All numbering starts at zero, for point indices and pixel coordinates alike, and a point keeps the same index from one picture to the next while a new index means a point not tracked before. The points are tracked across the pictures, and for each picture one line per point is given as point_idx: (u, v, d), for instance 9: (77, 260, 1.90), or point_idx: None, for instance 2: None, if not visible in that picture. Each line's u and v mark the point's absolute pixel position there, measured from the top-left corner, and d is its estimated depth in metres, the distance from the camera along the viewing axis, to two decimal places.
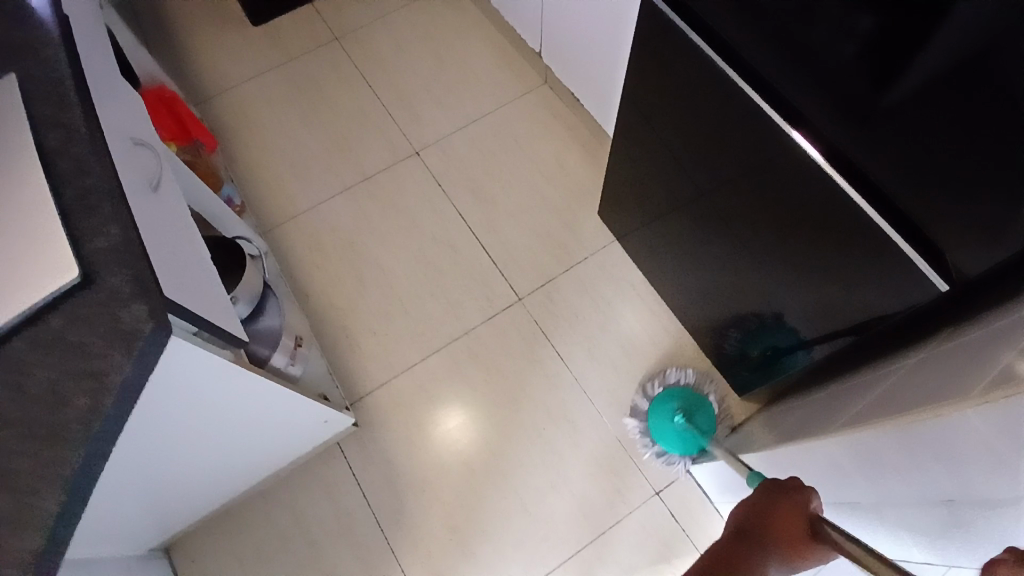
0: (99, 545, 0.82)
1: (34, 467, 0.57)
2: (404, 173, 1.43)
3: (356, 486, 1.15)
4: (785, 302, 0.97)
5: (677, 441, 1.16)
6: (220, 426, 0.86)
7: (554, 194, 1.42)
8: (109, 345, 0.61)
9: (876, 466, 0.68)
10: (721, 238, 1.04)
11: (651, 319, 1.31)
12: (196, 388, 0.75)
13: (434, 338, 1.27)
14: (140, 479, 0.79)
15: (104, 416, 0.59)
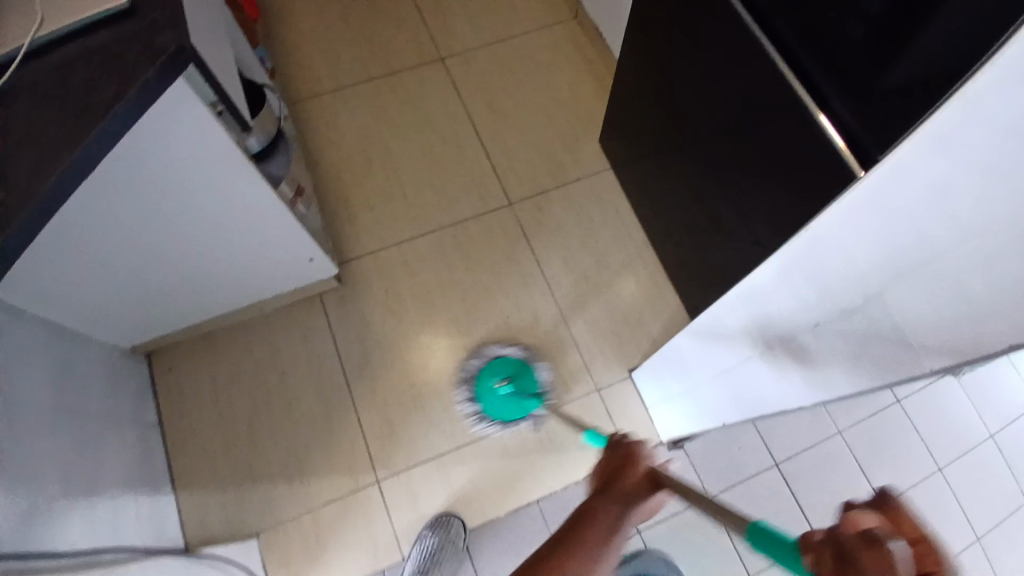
0: (80, 309, 0.96)
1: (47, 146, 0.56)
2: (426, 76, 1.52)
3: (330, 336, 1.27)
4: (733, 219, 1.00)
5: (501, 406, 1.19)
6: (208, 241, 0.94)
7: (561, 115, 1.49)
8: (139, 56, 0.61)
9: (802, 289, 0.56)
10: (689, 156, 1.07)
11: (630, 242, 1.38)
12: (192, 199, 0.83)
13: (425, 222, 1.37)
14: (130, 262, 0.91)
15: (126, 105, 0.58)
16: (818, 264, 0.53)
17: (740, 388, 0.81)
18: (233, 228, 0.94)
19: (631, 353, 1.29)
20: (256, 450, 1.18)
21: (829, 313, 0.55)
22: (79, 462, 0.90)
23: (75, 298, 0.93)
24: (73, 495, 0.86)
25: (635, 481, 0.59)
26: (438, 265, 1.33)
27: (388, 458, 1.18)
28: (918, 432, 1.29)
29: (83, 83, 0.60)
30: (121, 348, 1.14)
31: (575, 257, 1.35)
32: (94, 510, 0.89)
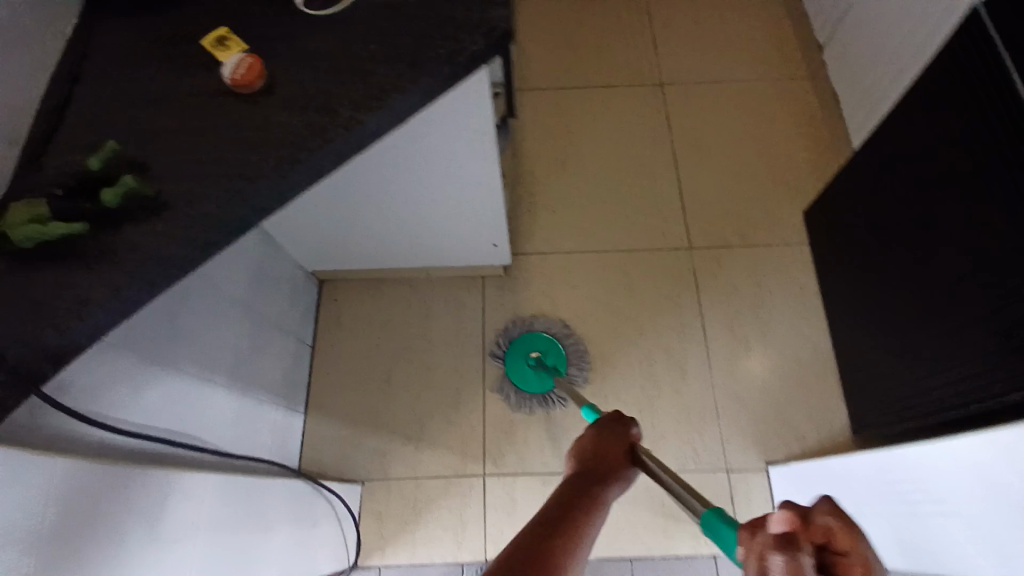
0: (301, 231, 1.06)
1: (367, 91, 0.57)
2: (643, 96, 1.49)
3: (481, 319, 1.30)
4: (975, 345, 0.87)
5: (529, 376, 1.21)
6: (422, 205, 0.98)
7: (769, 175, 1.40)
8: (475, 26, 0.59)
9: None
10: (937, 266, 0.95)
11: (806, 327, 1.28)
12: (435, 168, 0.87)
13: (601, 240, 1.34)
14: (354, 206, 0.97)
15: (453, 73, 0.58)
16: None
17: (939, 527, 0.72)
18: (448, 199, 0.97)
19: (771, 440, 1.20)
20: (384, 401, 1.24)
21: None
22: (240, 361, 0.97)
23: (299, 221, 1.02)
24: (227, 392, 0.92)
25: (611, 456, 0.58)
26: (601, 286, 1.31)
27: (500, 455, 1.19)
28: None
29: (416, 36, 0.59)
30: (303, 269, 1.23)
31: (742, 324, 1.27)
32: (239, 410, 0.96)
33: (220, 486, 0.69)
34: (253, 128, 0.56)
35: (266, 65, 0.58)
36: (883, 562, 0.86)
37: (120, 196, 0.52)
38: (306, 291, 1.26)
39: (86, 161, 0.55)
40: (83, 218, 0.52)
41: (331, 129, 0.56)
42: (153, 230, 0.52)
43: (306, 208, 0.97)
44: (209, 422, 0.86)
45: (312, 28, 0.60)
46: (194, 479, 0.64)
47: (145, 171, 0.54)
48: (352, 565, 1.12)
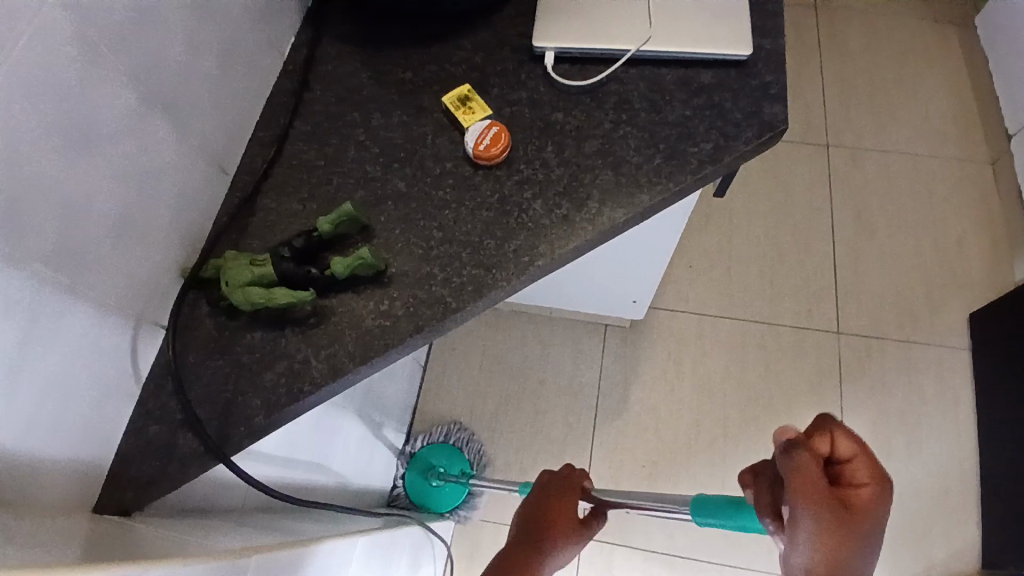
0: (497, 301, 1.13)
1: (618, 179, 0.52)
2: (803, 156, 1.38)
3: (598, 369, 1.23)
4: None
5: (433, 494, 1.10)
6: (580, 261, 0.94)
7: (935, 264, 1.27)
8: (743, 122, 0.53)
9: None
10: None
11: (959, 443, 1.15)
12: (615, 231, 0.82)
13: (738, 307, 1.25)
14: None
15: (715, 172, 0.52)
16: None
17: None
18: (612, 259, 0.91)
19: (903, 563, 1.08)
20: (488, 439, 1.20)
21: None
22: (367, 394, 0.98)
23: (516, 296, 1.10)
24: (355, 424, 0.93)
25: (563, 519, 0.48)
26: (731, 357, 1.22)
27: None
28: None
29: (677, 123, 0.53)
30: None
31: (886, 426, 1.16)
32: (361, 441, 0.97)
33: (366, 548, 0.69)
34: (493, 206, 0.51)
35: (510, 136, 0.53)
36: None
37: (351, 268, 0.48)
38: None
39: (314, 219, 0.51)
40: (310, 285, 0.48)
41: (579, 220, 0.50)
42: (380, 309, 0.48)
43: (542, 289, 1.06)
44: (338, 456, 0.88)
45: (562, 99, 0.55)
46: (348, 548, 0.64)
47: (374, 239, 0.50)
48: None
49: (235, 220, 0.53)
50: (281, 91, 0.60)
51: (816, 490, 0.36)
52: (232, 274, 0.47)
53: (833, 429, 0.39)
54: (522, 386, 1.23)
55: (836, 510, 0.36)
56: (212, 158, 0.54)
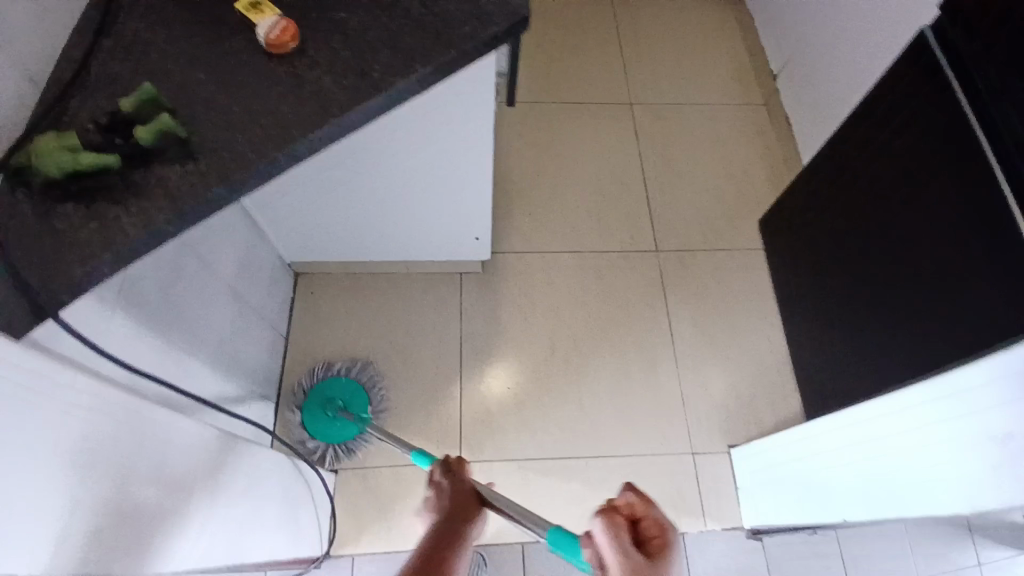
0: (335, 245, 1.21)
1: (396, 57, 0.61)
2: (614, 114, 1.60)
3: (459, 314, 1.33)
4: (899, 317, 1.01)
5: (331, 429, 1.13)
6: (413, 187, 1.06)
7: (728, 188, 1.52)
8: (495, 8, 0.65)
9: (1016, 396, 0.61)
10: (861, 252, 1.10)
11: (764, 324, 1.37)
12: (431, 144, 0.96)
13: (575, 243, 1.42)
14: (344, 187, 1.03)
15: (477, 47, 0.63)
16: None
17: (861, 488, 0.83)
18: (444, 183, 1.05)
19: (733, 428, 1.27)
20: (363, 392, 1.24)
21: None
22: (228, 342, 1.00)
23: (350, 238, 1.19)
24: (216, 369, 0.94)
25: (464, 496, 0.61)
26: (575, 285, 1.37)
27: (477, 442, 1.22)
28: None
29: (442, 13, 0.64)
30: (281, 262, 1.25)
31: (705, 322, 1.36)
32: (225, 386, 0.98)
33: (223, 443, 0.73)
34: (287, 86, 0.59)
35: (301, 31, 0.62)
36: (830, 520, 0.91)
37: (155, 134, 0.54)
38: (283, 281, 1.25)
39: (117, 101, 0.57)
40: (115, 152, 0.53)
41: (370, 89, 0.59)
42: (189, 170, 0.54)
43: (378, 224, 1.16)
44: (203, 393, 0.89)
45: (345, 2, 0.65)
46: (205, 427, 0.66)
47: (180, 117, 0.56)
48: (324, 557, 1.11)
49: (47, 113, 0.56)
50: (81, 16, 0.64)
51: (462, 492, 0.62)
52: (40, 148, 0.52)
53: (649, 501, 0.52)
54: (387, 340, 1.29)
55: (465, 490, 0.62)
56: (23, 67, 0.57)
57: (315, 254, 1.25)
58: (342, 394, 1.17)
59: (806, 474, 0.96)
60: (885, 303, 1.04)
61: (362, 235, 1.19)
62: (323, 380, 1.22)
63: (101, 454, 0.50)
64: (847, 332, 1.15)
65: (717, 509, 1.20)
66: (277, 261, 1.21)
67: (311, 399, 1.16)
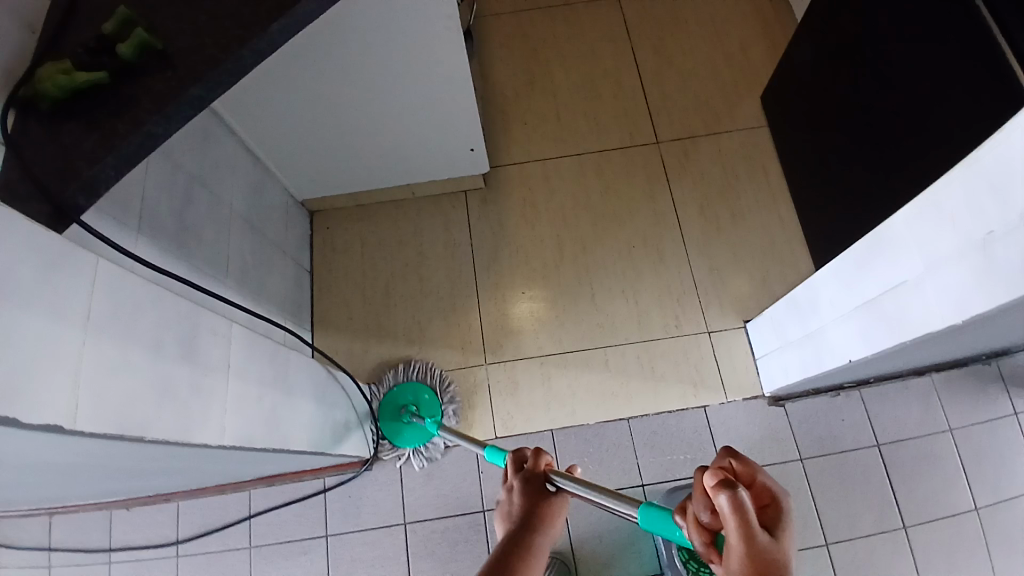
0: (341, 175, 1.27)
1: None
2: (601, 10, 1.56)
3: (468, 228, 1.37)
4: (890, 156, 1.00)
5: (408, 434, 1.19)
6: (398, 107, 1.09)
7: (726, 69, 1.48)
8: None
9: (981, 191, 0.60)
10: (853, 101, 1.08)
11: (772, 200, 1.36)
12: (406, 59, 0.98)
13: (573, 146, 1.43)
14: (333, 114, 1.07)
15: None
16: (1018, 171, 0.55)
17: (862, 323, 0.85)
18: (427, 95, 1.07)
19: (748, 303, 1.28)
20: (386, 312, 1.32)
21: (1005, 221, 0.57)
22: (253, 270, 1.07)
23: (353, 166, 1.24)
24: (243, 294, 1.02)
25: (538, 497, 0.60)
26: (576, 187, 1.39)
27: (498, 345, 1.28)
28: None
29: None
30: (293, 200, 1.31)
31: (711, 206, 1.36)
32: (259, 309, 1.06)
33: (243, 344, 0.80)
34: None
35: None
36: (836, 362, 0.93)
37: (136, 48, 0.58)
38: (297, 218, 1.32)
39: (102, 26, 0.61)
40: (104, 70, 0.58)
41: None
42: (167, 78, 0.59)
43: (375, 150, 1.20)
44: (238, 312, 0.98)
45: None
46: (218, 320, 0.74)
47: (155, 35, 0.61)
48: (371, 460, 1.21)
49: (45, 45, 0.61)
50: None
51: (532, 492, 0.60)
52: (41, 76, 0.57)
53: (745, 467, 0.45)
54: (403, 262, 1.35)
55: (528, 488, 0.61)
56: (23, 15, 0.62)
57: (323, 189, 1.31)
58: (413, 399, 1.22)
59: (812, 325, 0.98)
60: (879, 145, 1.03)
61: (362, 162, 1.24)
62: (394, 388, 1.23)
63: (129, 335, 0.57)
64: (848, 186, 1.14)
65: (737, 381, 1.23)
66: (289, 198, 1.28)
67: (385, 407, 1.22)
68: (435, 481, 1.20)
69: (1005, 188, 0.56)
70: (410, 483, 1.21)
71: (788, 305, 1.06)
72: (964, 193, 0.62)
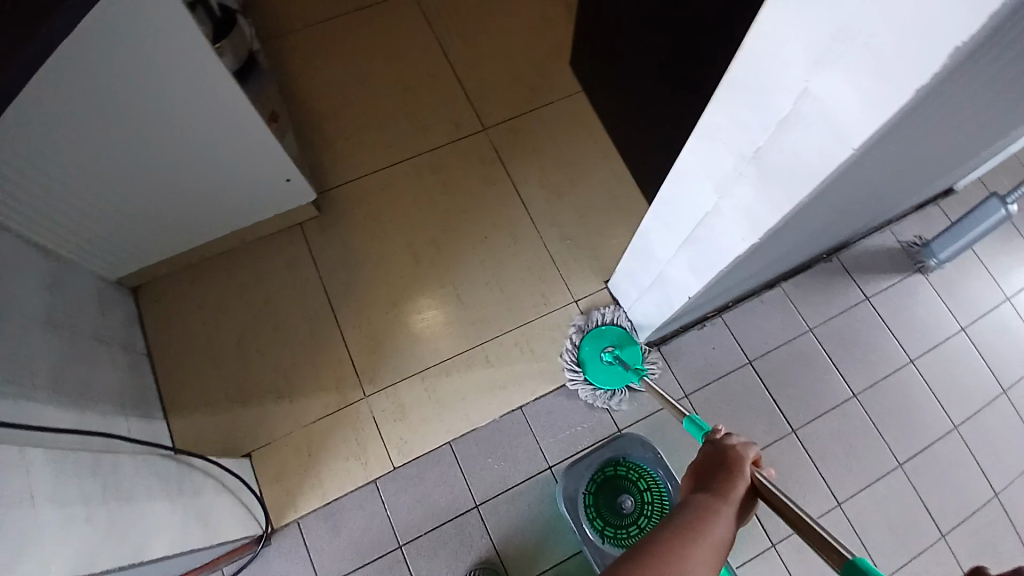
0: (148, 242, 1.14)
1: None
2: (397, 6, 1.51)
3: (312, 261, 1.29)
4: (686, 96, 1.04)
5: (603, 373, 1.20)
6: (184, 154, 0.98)
7: (533, 41, 1.49)
8: None
9: (742, 111, 0.60)
10: (641, 49, 1.10)
11: (605, 159, 1.38)
12: (169, 104, 0.88)
13: (403, 151, 1.38)
14: (110, 178, 0.95)
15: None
16: (762, 85, 0.56)
17: (691, 258, 0.87)
18: (211, 135, 0.98)
19: (606, 263, 1.30)
20: (247, 371, 1.21)
21: (769, 134, 0.58)
22: (75, 366, 0.93)
23: (159, 228, 1.12)
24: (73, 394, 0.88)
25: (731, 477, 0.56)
26: (416, 192, 1.35)
27: (374, 373, 1.22)
28: (880, 326, 1.31)
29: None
30: (105, 282, 1.17)
31: (550, 178, 1.36)
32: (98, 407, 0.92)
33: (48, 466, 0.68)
34: None
35: None
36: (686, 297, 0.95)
37: None
38: (115, 300, 1.18)
39: None
40: None
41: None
42: None
43: (177, 206, 1.09)
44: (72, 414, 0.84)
45: None
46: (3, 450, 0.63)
47: None
48: (268, 534, 1.11)
49: None
50: None
51: (723, 472, 0.57)
52: None
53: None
54: (251, 314, 1.25)
55: (718, 462, 0.58)
56: None
57: (136, 262, 1.18)
58: (615, 340, 1.22)
59: (654, 271, 1.00)
60: (672, 87, 1.06)
61: (169, 222, 1.12)
62: (594, 327, 1.24)
63: None
64: (659, 131, 1.18)
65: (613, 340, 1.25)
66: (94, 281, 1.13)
67: (586, 345, 1.22)
68: (343, 533, 1.12)
69: (761, 102, 0.57)
70: (316, 542, 1.12)
71: (631, 258, 1.06)
72: (729, 117, 0.63)
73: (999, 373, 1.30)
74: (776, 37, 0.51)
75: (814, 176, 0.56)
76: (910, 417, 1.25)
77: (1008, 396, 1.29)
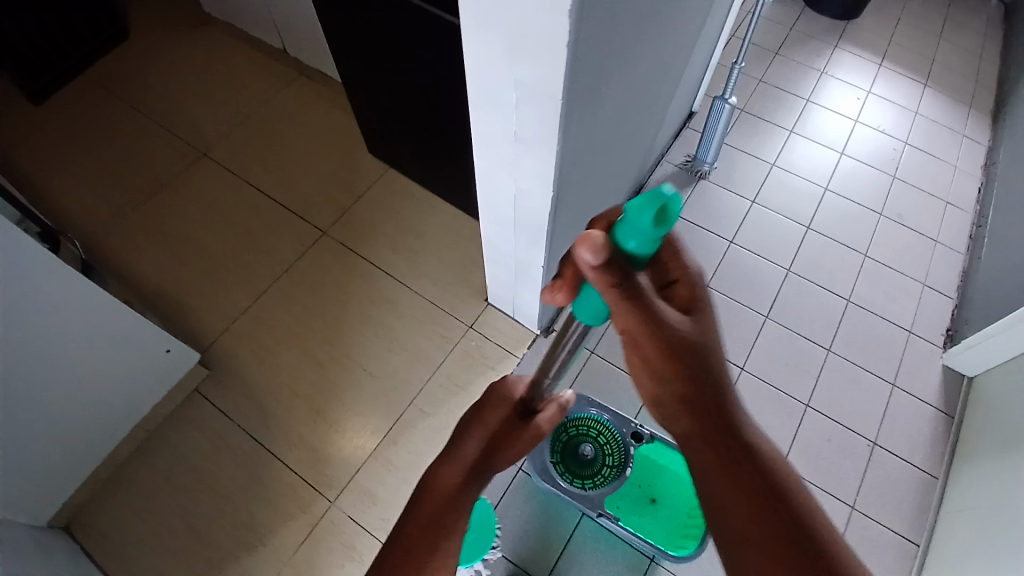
0: (53, 473, 1.12)
1: None
2: (197, 170, 1.62)
3: (223, 414, 1.32)
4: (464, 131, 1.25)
5: None
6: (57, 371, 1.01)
7: (330, 147, 1.67)
8: None
9: (494, 111, 0.81)
10: (413, 114, 1.32)
11: (434, 209, 1.57)
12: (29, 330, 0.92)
13: (261, 282, 1.47)
14: None
15: None
16: (496, 88, 0.77)
17: (525, 238, 1.06)
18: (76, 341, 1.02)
19: (478, 286, 1.47)
20: (208, 543, 1.20)
21: (519, 119, 0.79)
22: None
23: (58, 455, 1.11)
24: None
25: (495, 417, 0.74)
26: (289, 310, 1.43)
27: (329, 478, 1.26)
28: (699, 229, 1.61)
29: None
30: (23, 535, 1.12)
31: (399, 243, 1.52)
32: None
33: None
34: None
35: None
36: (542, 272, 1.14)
37: None
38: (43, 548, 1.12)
39: None
40: None
41: None
42: None
43: (69, 423, 1.09)
44: None
45: None
46: None
47: None
48: None
49: None
50: None
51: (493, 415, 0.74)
52: None
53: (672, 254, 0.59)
54: (188, 490, 1.24)
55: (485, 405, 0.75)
56: None
57: (49, 500, 1.14)
58: None
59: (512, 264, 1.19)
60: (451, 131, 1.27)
61: (66, 445, 1.11)
62: None
63: None
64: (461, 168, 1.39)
65: (516, 341, 1.41)
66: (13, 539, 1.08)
67: None
68: None
69: (500, 99, 0.78)
70: None
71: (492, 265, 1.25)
72: (489, 120, 0.83)
73: (797, 220, 1.65)
74: (484, 51, 0.72)
75: (555, 130, 0.76)
76: (757, 282, 1.54)
77: (810, 232, 1.63)
